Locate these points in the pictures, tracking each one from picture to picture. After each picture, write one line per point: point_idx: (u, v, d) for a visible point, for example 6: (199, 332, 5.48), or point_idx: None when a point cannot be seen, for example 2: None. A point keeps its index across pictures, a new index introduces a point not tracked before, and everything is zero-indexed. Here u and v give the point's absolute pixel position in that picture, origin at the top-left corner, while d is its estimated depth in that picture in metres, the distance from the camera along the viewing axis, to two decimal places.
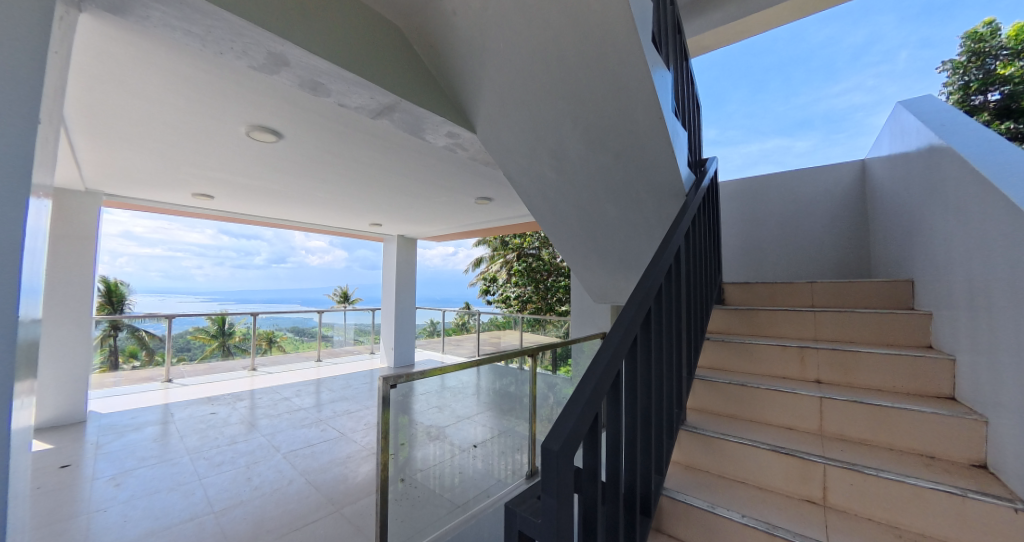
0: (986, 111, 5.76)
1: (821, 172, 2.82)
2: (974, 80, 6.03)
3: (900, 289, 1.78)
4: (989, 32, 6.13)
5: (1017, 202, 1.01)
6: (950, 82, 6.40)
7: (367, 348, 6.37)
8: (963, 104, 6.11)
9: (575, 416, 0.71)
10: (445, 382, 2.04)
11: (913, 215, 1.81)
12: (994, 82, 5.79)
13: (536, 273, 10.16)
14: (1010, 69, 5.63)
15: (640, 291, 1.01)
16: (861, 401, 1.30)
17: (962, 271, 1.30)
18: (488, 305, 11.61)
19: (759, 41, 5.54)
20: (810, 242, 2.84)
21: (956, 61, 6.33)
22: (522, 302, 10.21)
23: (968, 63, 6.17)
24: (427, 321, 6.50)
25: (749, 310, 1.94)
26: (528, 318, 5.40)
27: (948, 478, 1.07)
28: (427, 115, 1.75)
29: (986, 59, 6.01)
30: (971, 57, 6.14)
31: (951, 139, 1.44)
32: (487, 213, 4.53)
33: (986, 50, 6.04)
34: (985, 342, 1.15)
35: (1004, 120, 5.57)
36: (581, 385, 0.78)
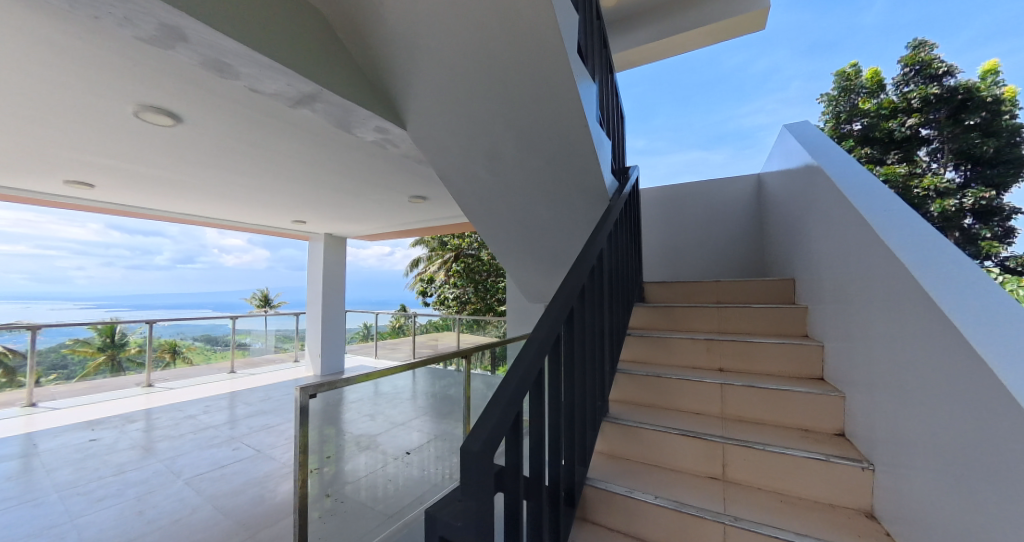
0: (852, 138, 7.34)
1: (726, 183, 3.17)
2: (844, 111, 7.45)
3: (786, 287, 2.06)
4: (854, 73, 7.48)
5: (867, 214, 1.22)
6: (826, 113, 7.71)
7: (291, 356, 5.97)
8: (835, 130, 7.56)
9: (494, 419, 0.70)
10: (377, 388, 1.93)
11: (795, 223, 2.11)
12: (857, 115, 7.31)
13: (476, 273, 10.08)
14: (868, 104, 7.18)
15: (565, 290, 1.06)
16: (753, 384, 1.49)
17: (829, 271, 1.55)
18: (427, 307, 11.32)
19: (683, 62, 6.11)
20: (718, 245, 3.18)
21: (830, 93, 7.65)
22: (461, 304, 10.06)
23: (839, 97, 7.53)
24: (360, 325, 6.25)
25: (666, 307, 2.12)
26: (467, 318, 5.34)
27: (817, 446, 1.26)
28: (354, 108, 1.66)
29: (852, 94, 7.43)
30: (842, 92, 7.49)
31: (822, 159, 1.71)
32: (423, 212, 4.39)
33: (852, 87, 7.39)
34: (845, 330, 1.37)
35: (865, 146, 7.27)
36: (502, 387, 0.78)
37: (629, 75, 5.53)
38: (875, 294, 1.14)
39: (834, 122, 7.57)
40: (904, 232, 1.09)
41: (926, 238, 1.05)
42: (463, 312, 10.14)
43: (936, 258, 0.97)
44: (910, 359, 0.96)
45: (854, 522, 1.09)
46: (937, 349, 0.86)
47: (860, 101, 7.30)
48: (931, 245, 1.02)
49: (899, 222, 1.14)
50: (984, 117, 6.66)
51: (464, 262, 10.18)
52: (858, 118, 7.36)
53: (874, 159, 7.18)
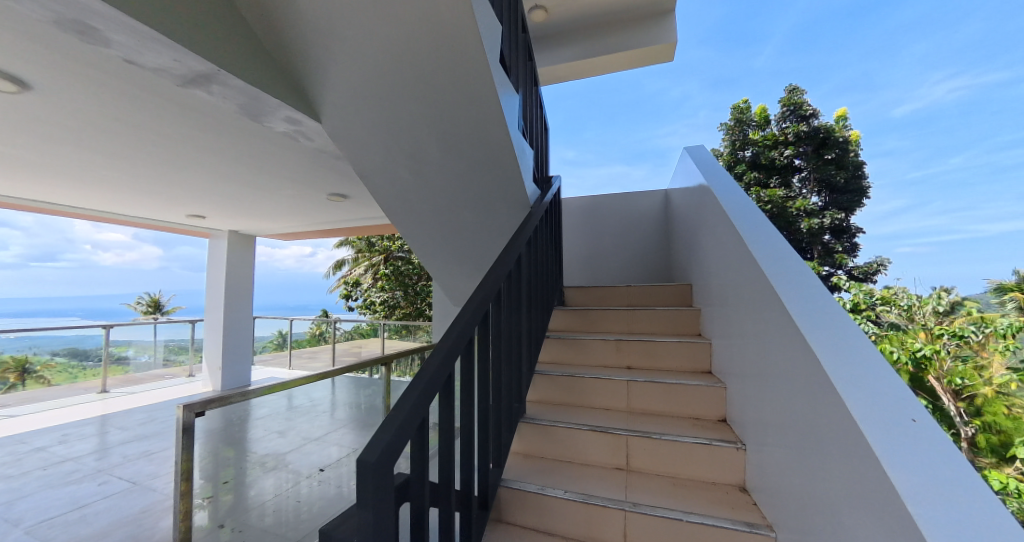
0: (745, 162, 8.66)
1: (638, 196, 3.46)
2: (738, 140, 8.82)
3: (684, 291, 2.30)
4: (745, 109, 8.83)
5: (741, 227, 1.42)
6: (726, 140, 9.08)
7: (186, 371, 5.21)
8: (732, 155, 8.86)
9: (395, 428, 0.68)
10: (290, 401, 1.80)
11: (692, 234, 2.37)
12: (748, 144, 8.67)
13: (406, 277, 9.65)
14: (757, 135, 8.48)
15: (480, 292, 1.07)
16: (653, 380, 1.63)
17: (715, 277, 1.76)
18: (351, 313, 10.63)
19: (609, 81, 6.59)
20: (632, 253, 3.45)
21: (728, 124, 9.00)
22: (389, 308, 9.60)
23: (735, 126, 8.86)
24: (274, 333, 5.69)
25: (582, 310, 2.24)
26: (394, 324, 5.13)
27: (704, 432, 1.42)
28: (259, 95, 1.50)
29: (744, 126, 8.77)
30: (737, 123, 8.80)
31: (711, 179, 1.96)
32: (347, 211, 4.13)
33: (744, 120, 8.74)
34: (726, 329, 1.57)
35: (757, 171, 8.57)
36: (408, 394, 0.76)
37: (558, 89, 5.79)
38: (745, 298, 1.33)
39: (731, 149, 8.88)
40: (768, 243, 1.28)
41: (782, 247, 1.24)
42: (391, 317, 9.64)
43: (788, 265, 1.15)
44: (768, 354, 1.12)
45: (731, 496, 1.25)
46: (784, 342, 1.01)
47: (750, 133, 8.68)
48: (786, 254, 1.21)
49: (763, 233, 1.35)
50: (839, 153, 8.14)
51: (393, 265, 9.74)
52: (748, 147, 8.76)
53: (761, 182, 8.50)
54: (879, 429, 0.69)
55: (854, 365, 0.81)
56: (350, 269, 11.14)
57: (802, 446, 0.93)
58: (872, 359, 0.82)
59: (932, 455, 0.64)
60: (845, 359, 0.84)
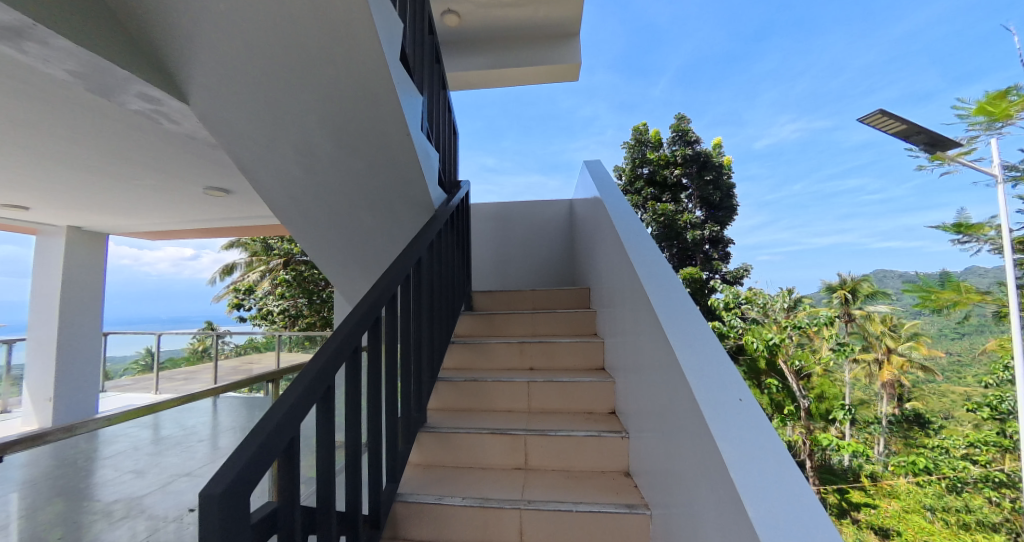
0: (643, 178, 9.84)
1: (545, 205, 3.63)
2: (637, 157, 10.02)
3: (583, 294, 2.47)
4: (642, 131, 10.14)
5: (625, 236, 1.57)
6: (628, 157, 10.22)
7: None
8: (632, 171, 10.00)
9: (249, 455, 0.59)
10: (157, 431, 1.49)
11: (591, 241, 2.56)
12: (646, 161, 9.87)
13: (310, 284, 8.74)
14: (654, 155, 9.71)
15: (372, 295, 1.01)
16: (552, 379, 1.72)
17: (607, 281, 1.91)
18: (241, 324, 9.33)
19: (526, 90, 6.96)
20: (539, 258, 3.60)
21: (630, 143, 10.23)
22: (290, 318, 8.65)
23: (636, 145, 10.14)
24: (140, 352, 4.67)
25: (488, 314, 2.27)
26: (296, 336, 4.62)
27: (597, 425, 1.53)
28: (105, 65, 1.16)
29: (642, 146, 10.11)
30: (637, 142, 10.12)
31: (605, 192, 2.14)
32: (232, 208, 3.62)
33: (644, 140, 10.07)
34: (614, 328, 1.71)
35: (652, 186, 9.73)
36: (270, 416, 0.67)
37: (476, 98, 5.91)
38: (627, 301, 1.46)
39: (632, 165, 10.04)
40: (646, 250, 1.43)
41: (656, 253, 1.39)
42: (293, 327, 8.69)
43: (660, 270, 1.29)
44: (644, 352, 1.23)
45: (616, 482, 1.36)
46: (653, 340, 1.13)
47: (647, 152, 9.92)
48: (659, 259, 1.35)
49: (641, 240, 1.51)
50: (716, 176, 9.54)
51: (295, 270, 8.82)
52: (646, 164, 9.92)
53: (655, 196, 9.67)
54: (715, 411, 0.80)
55: (704, 357, 0.93)
56: (241, 274, 9.79)
57: (667, 432, 1.05)
58: (717, 350, 0.95)
59: (753, 431, 0.76)
60: (698, 350, 0.96)
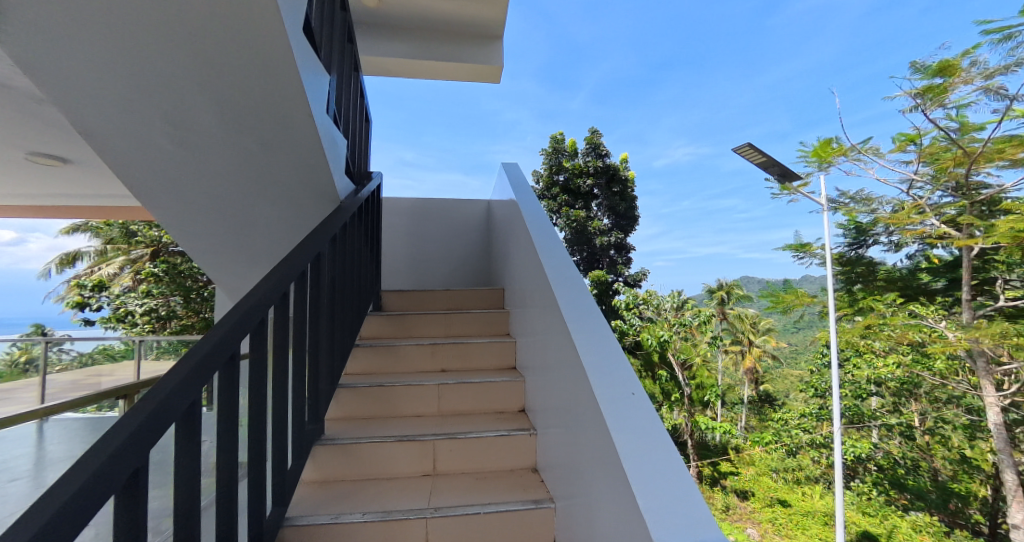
0: (558, 185, 10.48)
1: (463, 204, 3.58)
2: (554, 165, 10.61)
3: (497, 294, 2.48)
4: (558, 140, 10.72)
5: (538, 238, 1.62)
6: (546, 163, 10.80)
7: None
8: (550, 177, 10.62)
9: (73, 490, 0.46)
10: None
11: (507, 242, 2.59)
12: (562, 169, 10.51)
13: (187, 279, 7.45)
14: (569, 164, 10.36)
15: (261, 290, 0.88)
16: (463, 381, 1.70)
17: (520, 282, 1.94)
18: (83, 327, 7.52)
19: (449, 87, 6.94)
20: (454, 258, 3.54)
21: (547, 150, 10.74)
22: (159, 320, 7.25)
23: (553, 152, 10.70)
24: None
25: (399, 315, 2.16)
26: None
27: (506, 424, 1.55)
28: None
29: (558, 154, 10.69)
30: (553, 150, 10.67)
31: (521, 194, 2.19)
32: (74, 182, 2.91)
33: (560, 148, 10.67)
34: (526, 329, 1.74)
35: (567, 193, 10.39)
36: (101, 446, 0.52)
37: (397, 88, 5.67)
38: (538, 303, 1.50)
39: (550, 171, 10.66)
40: (557, 253, 1.48)
41: (565, 257, 1.45)
42: (162, 331, 7.30)
43: (568, 273, 1.35)
44: (552, 350, 1.27)
45: (524, 479, 1.40)
46: (560, 341, 1.18)
47: (563, 160, 10.54)
48: (568, 263, 1.41)
49: (553, 242, 1.56)
50: (622, 188, 10.42)
51: (167, 263, 7.44)
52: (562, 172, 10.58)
53: (569, 203, 10.36)
54: (614, 406, 0.86)
55: (606, 355, 0.99)
56: (89, 266, 7.98)
57: (569, 427, 1.10)
58: (615, 347, 1.02)
59: (644, 423, 0.83)
60: (600, 347, 1.02)
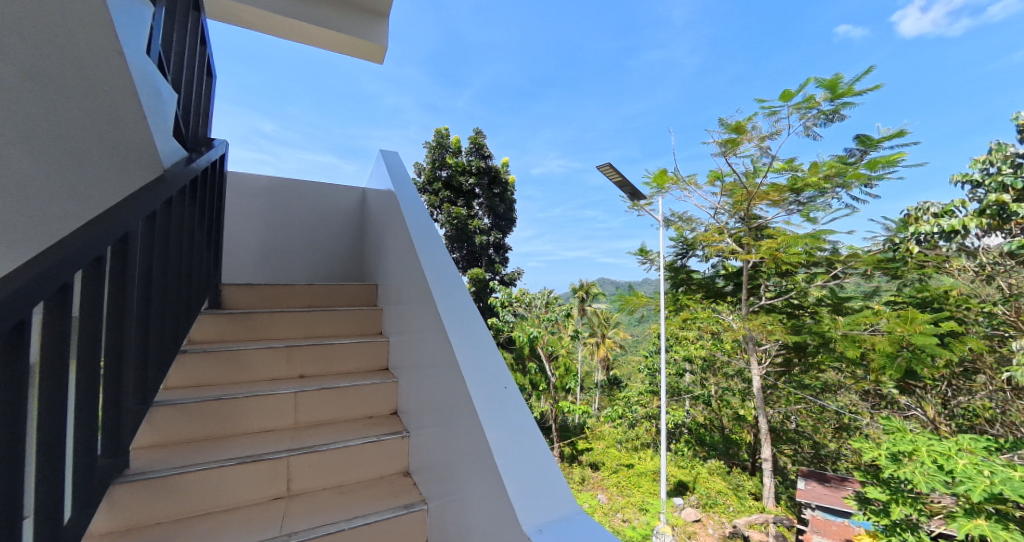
0: (440, 181, 10.43)
1: (333, 190, 3.22)
2: (437, 160, 10.53)
3: (370, 291, 2.31)
4: (443, 136, 10.66)
5: (416, 233, 1.55)
6: (429, 157, 10.64)
7: None
8: (433, 172, 10.52)
9: None
10: None
11: (382, 235, 2.42)
12: (444, 165, 10.48)
13: None
14: (452, 160, 10.35)
15: (31, 275, 0.63)
16: (326, 387, 1.53)
17: (395, 278, 1.83)
18: None
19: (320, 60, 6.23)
20: (321, 250, 3.16)
21: (431, 144, 10.62)
22: None
23: (437, 147, 10.61)
24: None
25: (245, 314, 1.83)
26: None
27: (376, 429, 1.45)
28: None
29: (442, 149, 10.63)
30: (438, 145, 10.59)
31: (399, 186, 2.07)
32: None
33: (444, 144, 10.62)
34: (400, 327, 1.65)
35: (448, 190, 10.40)
36: None
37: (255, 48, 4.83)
38: (413, 301, 1.43)
39: (433, 166, 10.54)
40: (436, 249, 1.43)
41: (444, 253, 1.41)
42: None
43: (445, 270, 1.32)
44: (427, 350, 1.23)
45: (395, 485, 1.33)
46: (437, 340, 1.14)
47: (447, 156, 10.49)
48: (446, 260, 1.38)
49: (431, 239, 1.51)
50: (502, 191, 10.78)
51: None
52: (445, 168, 10.57)
53: (451, 200, 10.38)
54: (488, 403, 0.87)
55: (481, 353, 1.00)
56: None
57: (443, 427, 1.08)
58: (490, 345, 1.04)
59: (515, 415, 0.87)
60: (475, 346, 1.02)
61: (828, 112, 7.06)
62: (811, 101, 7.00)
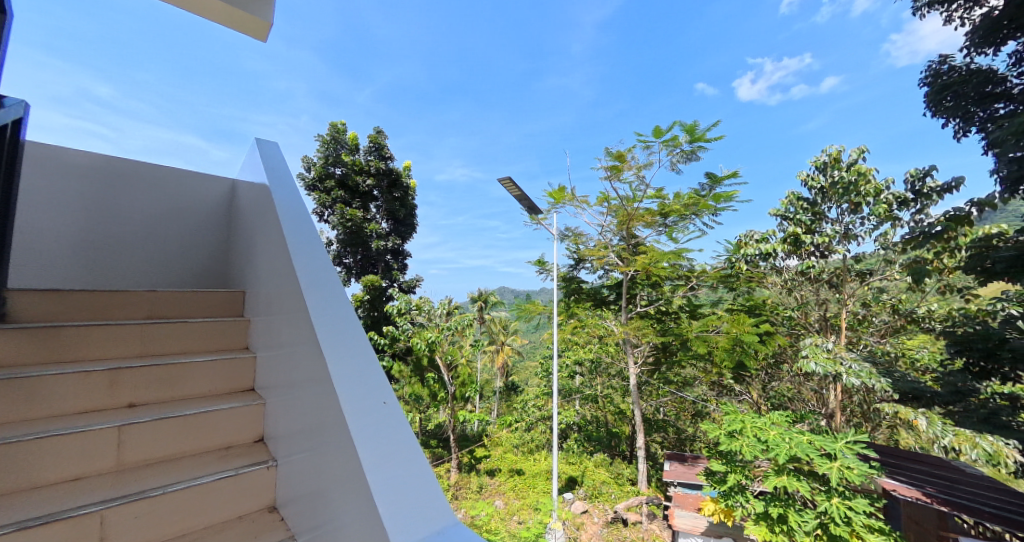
0: (333, 178, 9.63)
1: (192, 179, 2.68)
2: (330, 155, 9.70)
3: (235, 299, 1.99)
4: (338, 131, 9.87)
5: (288, 235, 1.38)
6: (321, 151, 9.73)
7: None
8: (324, 168, 9.64)
9: None
10: None
11: (253, 235, 2.11)
12: (339, 162, 9.70)
13: None
14: (348, 157, 9.61)
15: None
16: (165, 416, 1.26)
17: (265, 285, 1.61)
18: None
19: None
20: (171, 249, 2.58)
21: (324, 138, 9.74)
22: None
23: (331, 142, 9.77)
24: None
25: (46, 328, 1.42)
26: None
27: (233, 462, 1.24)
28: None
29: (337, 145, 9.84)
30: (332, 139, 9.76)
31: (274, 180, 1.83)
32: None
33: (340, 139, 9.84)
34: (269, 340, 1.45)
35: (342, 188, 9.64)
36: None
37: None
38: (285, 311, 1.27)
39: (325, 161, 9.67)
40: (315, 254, 1.30)
41: (323, 258, 1.29)
42: None
43: (324, 277, 1.20)
44: (299, 366, 1.10)
45: (257, 524, 1.15)
46: (310, 355, 1.03)
47: (342, 152, 9.72)
48: (326, 265, 1.26)
49: (308, 242, 1.35)
50: (403, 194, 10.34)
51: None
52: (339, 165, 9.79)
53: (345, 200, 9.62)
54: (362, 420, 0.81)
55: (359, 367, 0.93)
56: None
57: (315, 452, 0.97)
58: (370, 358, 0.97)
59: (394, 432, 0.83)
60: (352, 360, 0.94)
61: (688, 151, 8.46)
62: (677, 141, 8.30)
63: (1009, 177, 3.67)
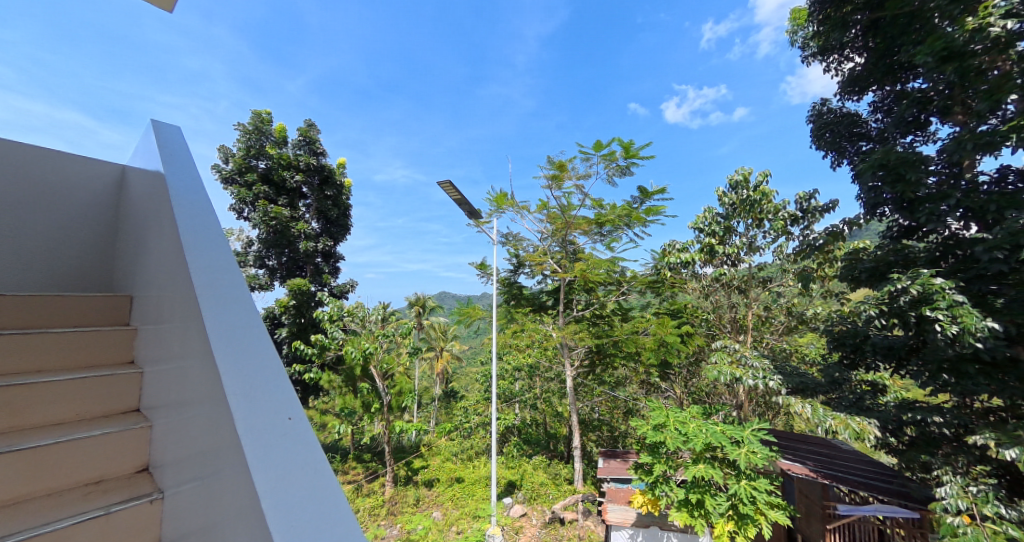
0: (255, 171, 8.77)
1: (67, 164, 2.24)
2: (252, 147, 8.85)
3: (119, 306, 1.70)
4: (262, 120, 9.04)
5: (184, 231, 1.21)
6: (241, 141, 8.82)
7: None
8: (244, 160, 8.76)
9: None
10: None
11: (144, 231, 1.83)
12: (262, 154, 8.87)
13: None
14: (273, 150, 8.81)
15: None
16: (8, 450, 1.02)
17: (155, 288, 1.40)
18: None
19: None
20: (33, 245, 2.09)
21: (245, 127, 8.85)
22: None
23: (253, 132, 8.91)
24: None
25: None
26: None
27: (102, 499, 1.05)
28: None
29: (260, 135, 8.99)
30: (255, 129, 8.91)
31: (171, 169, 1.60)
32: None
33: (264, 130, 9.02)
34: (157, 352, 1.26)
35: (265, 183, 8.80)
36: None
37: None
38: (177, 319, 1.11)
39: (245, 153, 8.79)
40: (212, 253, 1.15)
41: (225, 259, 1.15)
42: None
43: (226, 279, 1.08)
44: (190, 380, 0.97)
45: None
46: (203, 368, 0.91)
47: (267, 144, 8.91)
48: (229, 267, 1.13)
49: (208, 240, 1.20)
50: (335, 193, 9.68)
51: None
52: (263, 158, 8.96)
53: (269, 196, 8.78)
54: (258, 438, 0.73)
55: (259, 378, 0.84)
56: None
57: (205, 479, 0.86)
58: (274, 369, 0.88)
59: (296, 449, 0.75)
60: (251, 371, 0.85)
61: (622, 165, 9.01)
62: (612, 156, 8.80)
63: (868, 202, 4.37)
